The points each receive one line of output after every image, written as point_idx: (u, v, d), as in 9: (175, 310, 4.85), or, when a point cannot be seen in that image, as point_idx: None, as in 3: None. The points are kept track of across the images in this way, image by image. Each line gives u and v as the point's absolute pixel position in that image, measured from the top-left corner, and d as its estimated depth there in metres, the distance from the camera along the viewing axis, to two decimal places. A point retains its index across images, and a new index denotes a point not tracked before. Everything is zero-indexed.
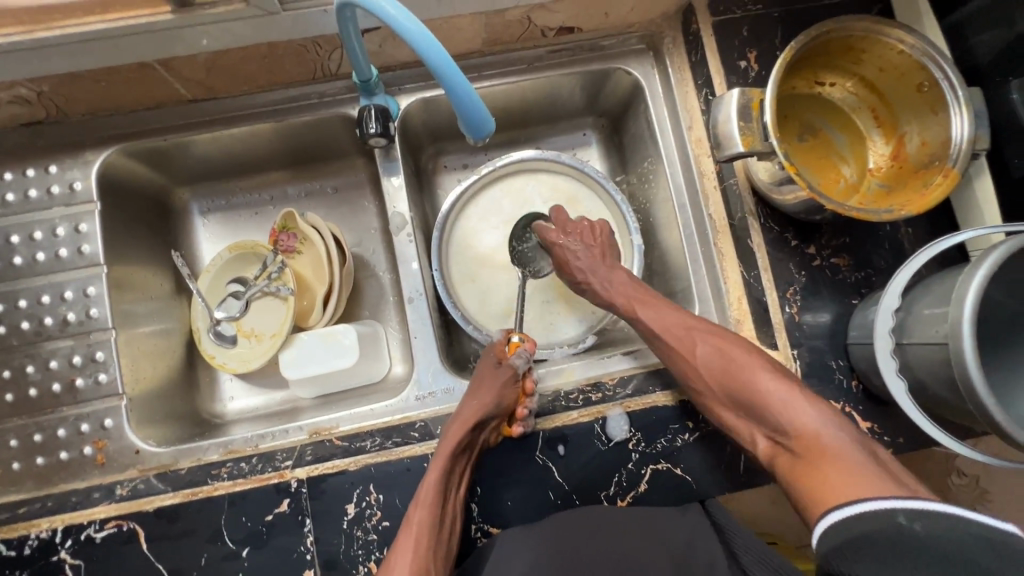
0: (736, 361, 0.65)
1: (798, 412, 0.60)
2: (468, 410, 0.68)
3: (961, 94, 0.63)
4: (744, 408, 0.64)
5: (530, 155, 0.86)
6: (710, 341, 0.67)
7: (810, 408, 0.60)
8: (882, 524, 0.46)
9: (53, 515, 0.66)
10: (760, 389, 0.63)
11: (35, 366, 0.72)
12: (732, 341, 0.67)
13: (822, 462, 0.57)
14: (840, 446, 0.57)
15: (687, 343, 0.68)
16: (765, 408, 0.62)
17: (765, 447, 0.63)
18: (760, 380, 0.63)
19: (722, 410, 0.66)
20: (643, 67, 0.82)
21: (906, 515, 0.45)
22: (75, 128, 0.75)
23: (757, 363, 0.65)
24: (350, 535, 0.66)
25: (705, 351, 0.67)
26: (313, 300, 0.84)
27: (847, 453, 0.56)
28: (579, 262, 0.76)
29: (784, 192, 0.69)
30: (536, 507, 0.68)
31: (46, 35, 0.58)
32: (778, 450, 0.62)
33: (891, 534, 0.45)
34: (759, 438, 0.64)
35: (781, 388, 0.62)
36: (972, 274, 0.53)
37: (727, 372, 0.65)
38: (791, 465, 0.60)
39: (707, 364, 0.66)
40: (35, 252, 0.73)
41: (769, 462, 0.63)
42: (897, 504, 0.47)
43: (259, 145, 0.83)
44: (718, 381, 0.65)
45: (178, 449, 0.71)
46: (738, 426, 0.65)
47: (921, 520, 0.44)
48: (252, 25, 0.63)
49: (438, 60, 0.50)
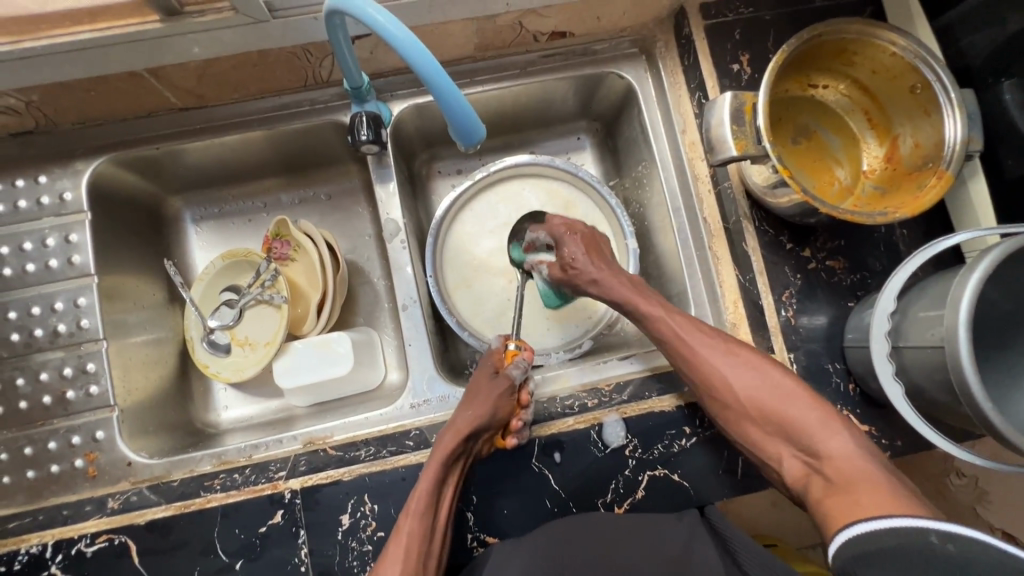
0: (770, 380, 0.64)
1: (832, 435, 0.60)
2: (462, 419, 0.67)
3: (954, 95, 0.63)
4: (775, 428, 0.63)
5: (523, 160, 0.85)
6: (742, 358, 0.66)
7: (843, 431, 0.60)
8: (913, 540, 0.45)
9: (41, 530, 0.65)
10: (795, 413, 0.62)
11: (25, 378, 0.71)
12: (763, 360, 0.66)
13: (848, 481, 0.56)
14: (870, 469, 0.56)
15: (719, 359, 0.66)
16: (801, 431, 0.62)
17: (795, 470, 0.62)
18: (791, 400, 0.63)
19: (749, 427, 0.64)
20: (636, 71, 0.82)
21: (938, 534, 0.44)
22: (65, 138, 0.75)
23: (791, 383, 0.64)
24: (345, 546, 0.65)
25: (737, 367, 0.65)
26: (307, 307, 0.84)
27: (874, 475, 0.55)
28: (587, 262, 0.72)
29: (778, 195, 0.69)
30: (532, 515, 0.68)
31: (33, 45, 0.58)
32: (810, 473, 0.61)
33: (916, 551, 0.44)
34: (788, 460, 0.63)
35: (814, 410, 0.62)
36: (967, 277, 0.53)
37: (762, 391, 0.64)
38: (820, 488, 0.59)
39: (740, 381, 0.65)
40: (25, 263, 0.73)
41: (798, 484, 0.62)
42: (930, 524, 0.45)
43: (251, 152, 0.83)
44: (751, 399, 0.64)
45: (171, 461, 0.71)
46: (764, 445, 0.64)
47: (953, 540, 0.43)
48: (241, 34, 0.63)
49: (428, 67, 0.49)
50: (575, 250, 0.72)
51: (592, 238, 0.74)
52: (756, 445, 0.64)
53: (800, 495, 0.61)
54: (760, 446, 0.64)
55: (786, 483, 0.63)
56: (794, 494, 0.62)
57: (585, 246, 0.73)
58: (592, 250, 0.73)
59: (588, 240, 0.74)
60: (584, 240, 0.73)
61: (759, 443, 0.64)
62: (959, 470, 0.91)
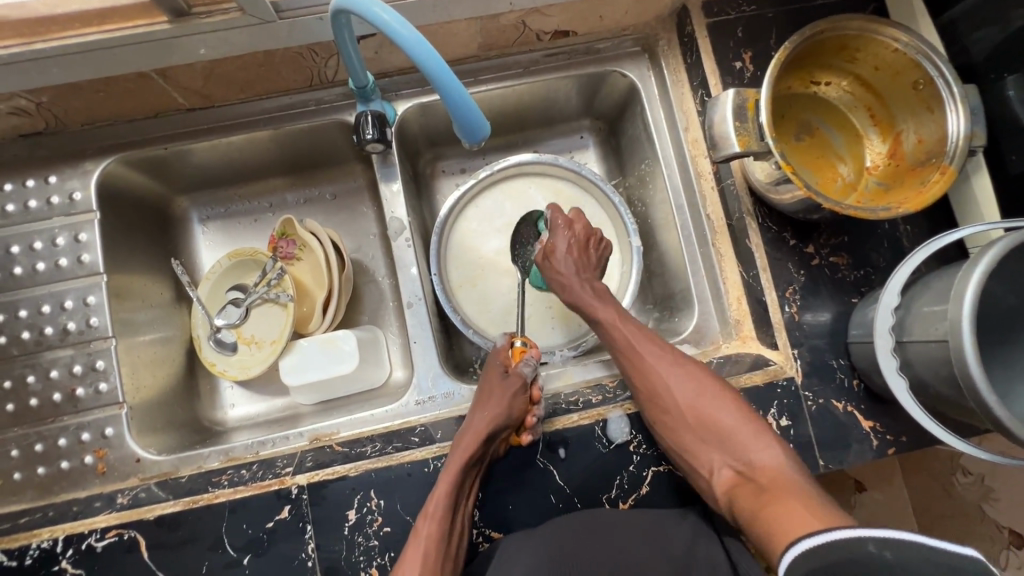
0: (706, 390, 0.68)
1: (763, 446, 0.63)
2: (479, 422, 0.68)
3: (957, 90, 0.63)
4: (709, 437, 0.66)
5: (527, 158, 0.85)
6: (683, 368, 0.70)
7: (773, 444, 0.63)
8: (852, 554, 0.44)
9: (52, 525, 0.66)
10: (729, 423, 0.66)
11: (36, 376, 0.72)
12: (704, 371, 0.70)
13: (778, 489, 0.59)
14: (797, 479, 0.59)
15: (664, 367, 0.70)
16: (736, 441, 0.65)
17: (725, 478, 0.65)
18: (726, 411, 0.66)
19: (686, 434, 0.67)
20: (639, 69, 0.82)
21: (876, 543, 0.44)
22: (74, 138, 0.75)
23: (726, 396, 0.67)
24: (351, 541, 0.66)
25: (679, 378, 0.69)
26: (313, 306, 0.84)
27: (803, 485, 0.58)
28: (564, 263, 0.77)
29: (781, 191, 0.69)
30: (537, 511, 0.68)
31: (45, 46, 0.59)
32: (739, 482, 0.64)
33: (865, 566, 0.43)
34: (719, 468, 0.65)
35: (746, 423, 0.65)
36: (970, 271, 0.53)
37: (700, 401, 0.68)
38: (750, 496, 0.61)
39: (679, 390, 0.69)
40: (35, 262, 0.74)
41: (726, 492, 0.64)
42: (865, 532, 0.45)
43: (258, 153, 0.83)
44: (689, 407, 0.67)
45: (178, 458, 0.72)
46: (697, 454, 0.66)
47: (891, 548, 0.43)
48: (248, 34, 0.64)
49: (431, 64, 0.49)
50: (562, 249, 0.77)
51: (586, 241, 0.79)
52: (688, 453, 0.66)
53: (727, 503, 0.63)
54: (692, 453, 0.66)
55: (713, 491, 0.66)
56: (722, 504, 0.64)
57: (573, 246, 0.78)
58: (577, 253, 0.77)
59: (581, 243, 0.78)
60: (578, 243, 0.78)
61: (693, 451, 0.67)
62: (964, 468, 0.91)
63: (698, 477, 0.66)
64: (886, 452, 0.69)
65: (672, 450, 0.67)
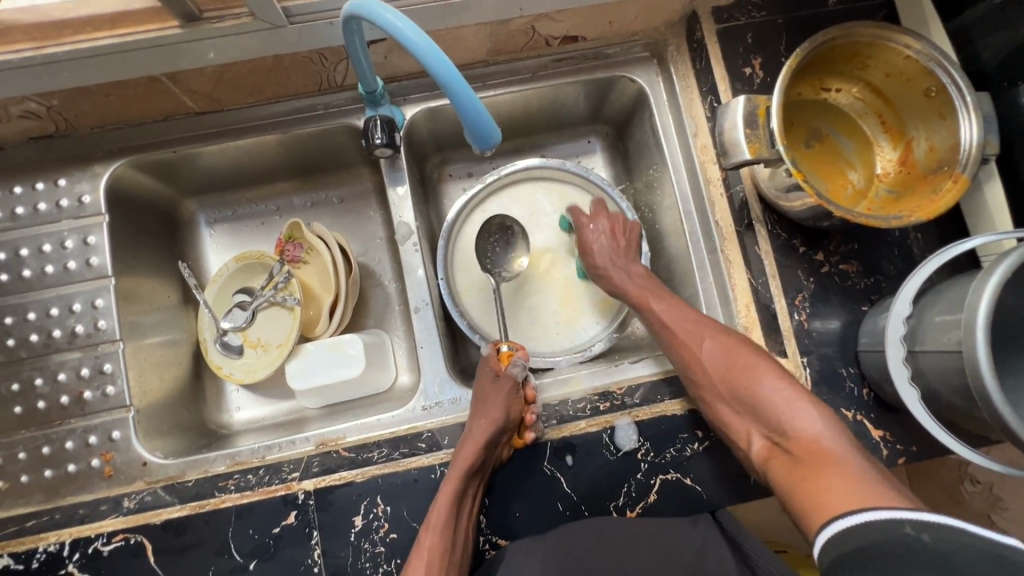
0: (739, 358, 0.65)
1: (799, 414, 0.60)
2: (478, 430, 0.67)
3: (970, 98, 0.62)
4: (744, 405, 0.63)
5: (535, 162, 0.85)
6: (717, 338, 0.67)
7: (811, 411, 0.60)
8: (887, 535, 0.44)
9: (59, 528, 0.66)
10: (765, 392, 0.63)
11: (44, 378, 0.72)
12: (738, 341, 0.67)
13: (817, 461, 0.56)
14: (840, 449, 0.56)
15: (696, 339, 0.68)
16: (769, 409, 0.62)
17: (762, 449, 0.62)
18: (762, 379, 0.63)
19: (720, 406, 0.65)
20: (648, 75, 0.82)
21: (914, 525, 0.43)
22: (83, 141, 0.76)
23: (762, 363, 0.65)
24: (358, 547, 0.65)
25: (712, 346, 0.67)
26: (319, 309, 0.84)
27: (845, 456, 0.55)
28: (601, 250, 0.79)
29: (791, 198, 0.69)
30: (545, 519, 0.68)
31: (56, 50, 0.59)
32: (775, 452, 0.61)
33: (897, 546, 0.42)
34: (755, 438, 0.63)
35: (782, 388, 0.62)
36: (984, 280, 0.52)
37: (733, 370, 0.65)
38: (788, 466, 0.58)
39: (711, 360, 0.67)
40: (44, 264, 0.74)
41: (763, 462, 0.62)
42: (906, 516, 0.45)
43: (266, 157, 0.83)
44: (723, 374, 0.65)
45: (184, 462, 0.71)
46: (735, 425, 0.64)
47: (929, 530, 0.42)
48: (258, 39, 0.64)
49: (443, 70, 0.49)
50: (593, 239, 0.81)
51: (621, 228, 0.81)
52: (725, 425, 0.65)
53: (765, 474, 0.61)
54: (729, 425, 0.65)
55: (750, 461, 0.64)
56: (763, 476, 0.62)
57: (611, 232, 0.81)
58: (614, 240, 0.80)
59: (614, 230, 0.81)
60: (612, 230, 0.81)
61: (730, 424, 0.65)
62: (973, 476, 0.91)
63: (738, 449, 0.65)
64: (896, 462, 0.68)
65: (714, 423, 0.67)
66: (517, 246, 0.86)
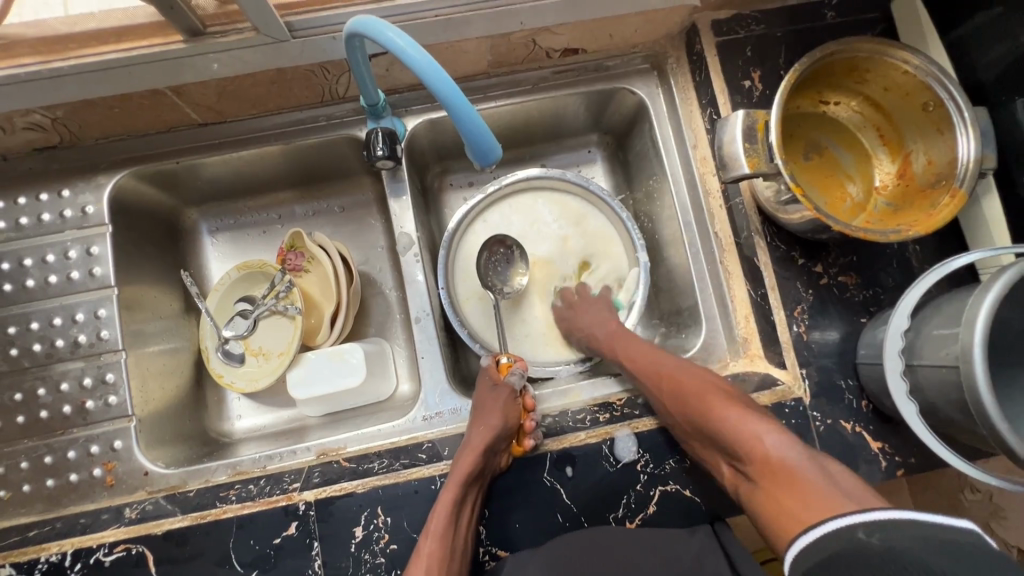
0: (690, 388, 0.66)
1: (747, 436, 0.59)
2: (477, 438, 0.68)
3: (968, 114, 0.63)
4: (703, 436, 0.63)
5: (535, 173, 0.86)
6: (671, 373, 0.68)
7: (760, 432, 0.59)
8: (844, 543, 0.46)
9: (60, 539, 0.66)
10: (715, 416, 0.62)
11: (46, 388, 0.73)
12: (694, 372, 0.68)
13: (773, 482, 0.55)
14: (784, 473, 0.55)
15: (655, 376, 0.70)
16: (718, 436, 0.61)
17: (730, 476, 0.62)
18: (712, 405, 0.63)
19: (688, 437, 0.66)
20: (648, 87, 0.82)
21: (864, 528, 0.45)
22: (88, 153, 0.76)
23: (712, 391, 0.64)
24: (358, 558, 0.66)
25: (666, 382, 0.68)
26: (320, 318, 0.85)
27: (793, 480, 0.54)
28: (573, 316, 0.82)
29: (790, 211, 0.69)
30: (544, 531, 0.68)
31: (62, 64, 0.60)
32: (740, 477, 0.60)
33: (853, 551, 0.44)
34: (722, 466, 0.63)
35: (730, 413, 0.61)
36: (982, 297, 0.53)
37: (684, 402, 0.65)
38: (753, 494, 0.58)
39: (666, 395, 0.67)
40: (48, 274, 0.74)
41: (734, 489, 0.61)
42: (855, 519, 0.47)
43: (268, 167, 0.84)
44: (679, 408, 0.66)
45: (186, 471, 0.72)
46: (704, 454, 0.65)
47: (878, 531, 0.44)
48: (262, 53, 0.64)
49: (445, 90, 0.50)
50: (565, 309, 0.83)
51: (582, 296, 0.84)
52: (699, 455, 0.66)
53: (739, 499, 0.61)
54: (701, 455, 0.65)
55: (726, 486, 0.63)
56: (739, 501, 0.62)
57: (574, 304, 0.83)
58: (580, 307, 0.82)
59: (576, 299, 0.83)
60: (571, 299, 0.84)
61: (701, 453, 0.65)
62: (973, 485, 0.91)
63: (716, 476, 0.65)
64: (895, 474, 0.69)
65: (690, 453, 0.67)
66: (517, 263, 0.87)
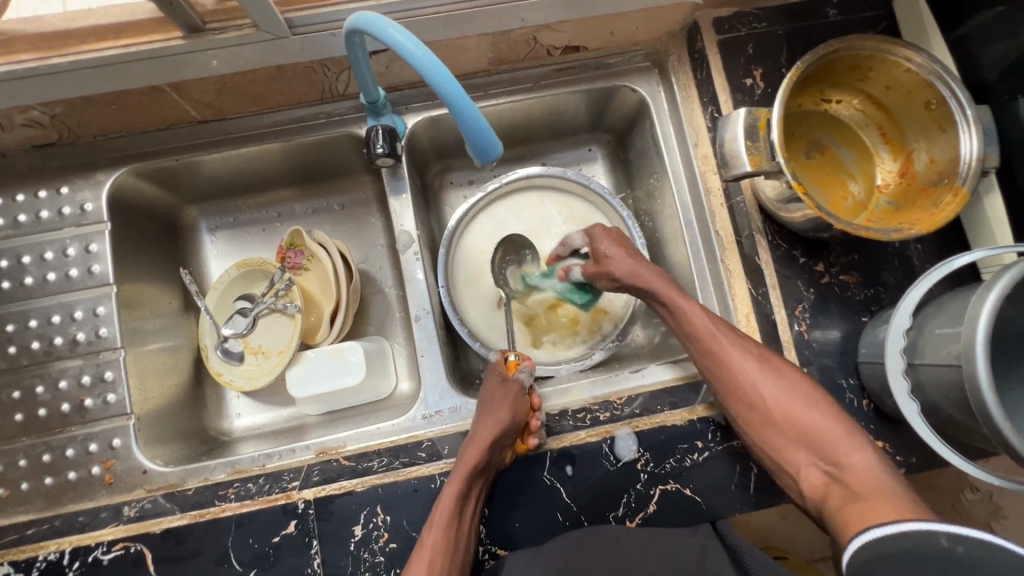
0: (795, 389, 0.65)
1: (855, 449, 0.61)
2: (484, 432, 0.67)
3: (971, 112, 0.63)
4: (802, 438, 0.63)
5: (536, 171, 0.85)
6: (768, 365, 0.66)
7: (865, 448, 0.61)
8: (923, 544, 0.45)
9: (59, 536, 0.66)
10: (818, 424, 0.63)
11: (45, 386, 0.72)
12: (789, 369, 0.66)
13: (869, 492, 0.56)
14: (892, 482, 0.57)
15: (748, 363, 0.66)
16: (826, 441, 0.62)
17: (816, 480, 0.62)
18: (818, 412, 0.64)
19: (772, 433, 0.64)
20: (649, 84, 0.82)
21: (948, 537, 0.44)
22: (86, 150, 0.76)
23: (816, 397, 0.65)
24: (358, 557, 0.65)
25: (767, 373, 0.66)
26: (320, 316, 0.84)
27: (901, 489, 0.56)
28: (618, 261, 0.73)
29: (791, 209, 0.69)
30: (544, 529, 0.68)
31: (60, 61, 0.59)
32: (830, 483, 0.61)
33: (930, 554, 0.44)
34: (808, 469, 0.62)
35: (836, 424, 0.63)
36: (985, 296, 0.52)
37: (791, 402, 0.64)
38: (843, 500, 0.58)
39: (767, 388, 0.65)
40: (46, 272, 0.74)
41: (815, 494, 0.61)
42: (942, 527, 0.46)
43: (268, 164, 0.84)
44: (777, 406, 0.64)
45: (185, 470, 0.71)
46: (785, 454, 0.64)
47: (962, 542, 0.43)
48: (261, 50, 0.64)
49: (446, 87, 0.49)
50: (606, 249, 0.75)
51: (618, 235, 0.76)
52: (775, 452, 0.64)
53: (817, 505, 0.61)
54: (781, 453, 0.64)
55: (797, 489, 0.63)
56: (810, 505, 0.62)
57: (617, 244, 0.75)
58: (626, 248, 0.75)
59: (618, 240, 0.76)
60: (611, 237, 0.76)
61: (779, 451, 0.64)
62: (974, 485, 0.91)
63: (786, 476, 0.64)
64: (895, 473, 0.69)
65: (760, 448, 0.65)
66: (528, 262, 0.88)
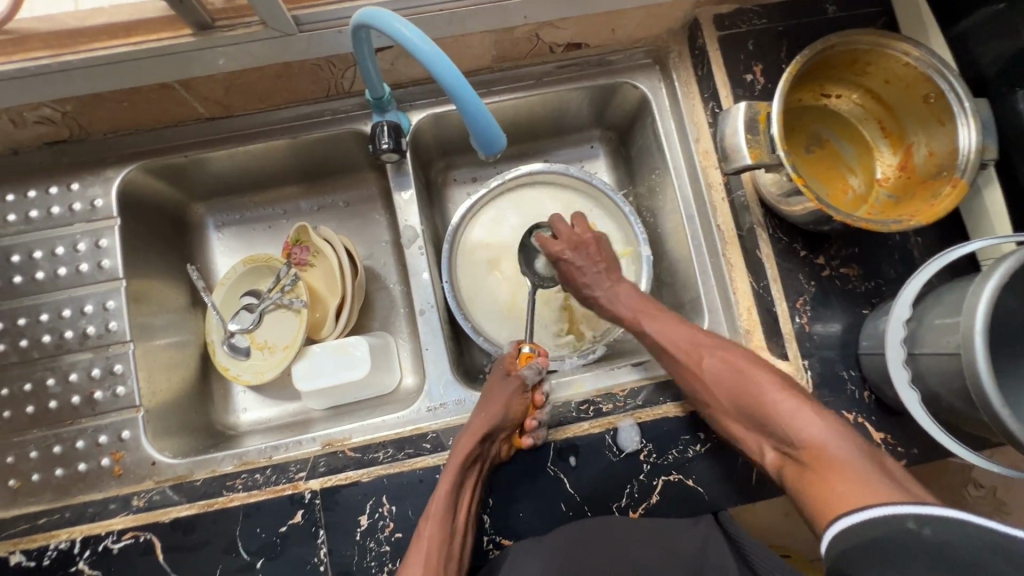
0: (738, 373, 0.65)
1: (802, 422, 0.60)
2: (477, 424, 0.68)
3: (968, 105, 0.63)
4: (750, 419, 0.64)
5: (539, 167, 0.86)
6: (713, 354, 0.67)
7: (815, 418, 0.59)
8: (892, 530, 0.45)
9: (69, 526, 0.67)
10: (766, 402, 0.63)
11: (55, 379, 0.74)
12: (736, 353, 0.67)
13: (824, 470, 0.56)
14: (845, 458, 0.55)
15: (694, 357, 0.68)
16: (772, 418, 0.62)
17: (775, 458, 0.62)
18: (764, 389, 0.63)
19: (728, 420, 0.66)
20: (650, 81, 0.83)
21: (916, 520, 0.45)
22: (97, 147, 0.77)
23: (762, 374, 0.64)
24: (363, 546, 0.66)
25: (709, 364, 0.67)
26: (326, 312, 0.85)
27: (851, 464, 0.55)
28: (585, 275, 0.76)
29: (792, 203, 0.70)
30: (548, 520, 0.69)
31: (72, 58, 0.60)
32: (786, 461, 0.61)
33: (901, 540, 0.44)
34: (767, 449, 0.63)
35: (784, 398, 0.62)
36: (983, 285, 0.53)
37: (734, 386, 0.65)
38: (798, 477, 0.59)
39: (712, 378, 0.66)
40: (57, 267, 0.75)
41: (778, 472, 0.62)
42: (909, 511, 0.46)
43: (275, 161, 0.85)
44: (723, 394, 0.65)
45: (192, 461, 0.72)
46: (745, 437, 0.65)
47: (930, 524, 0.44)
48: (268, 46, 0.65)
49: (451, 80, 0.50)
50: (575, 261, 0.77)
51: (582, 240, 0.77)
52: (736, 438, 0.66)
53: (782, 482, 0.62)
54: (740, 437, 0.65)
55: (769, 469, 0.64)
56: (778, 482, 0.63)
57: (588, 255, 0.77)
58: (591, 260, 0.77)
59: (584, 245, 0.77)
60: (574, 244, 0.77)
61: (739, 435, 0.65)
62: (976, 481, 0.91)
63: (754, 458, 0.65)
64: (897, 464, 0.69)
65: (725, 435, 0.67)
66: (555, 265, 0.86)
